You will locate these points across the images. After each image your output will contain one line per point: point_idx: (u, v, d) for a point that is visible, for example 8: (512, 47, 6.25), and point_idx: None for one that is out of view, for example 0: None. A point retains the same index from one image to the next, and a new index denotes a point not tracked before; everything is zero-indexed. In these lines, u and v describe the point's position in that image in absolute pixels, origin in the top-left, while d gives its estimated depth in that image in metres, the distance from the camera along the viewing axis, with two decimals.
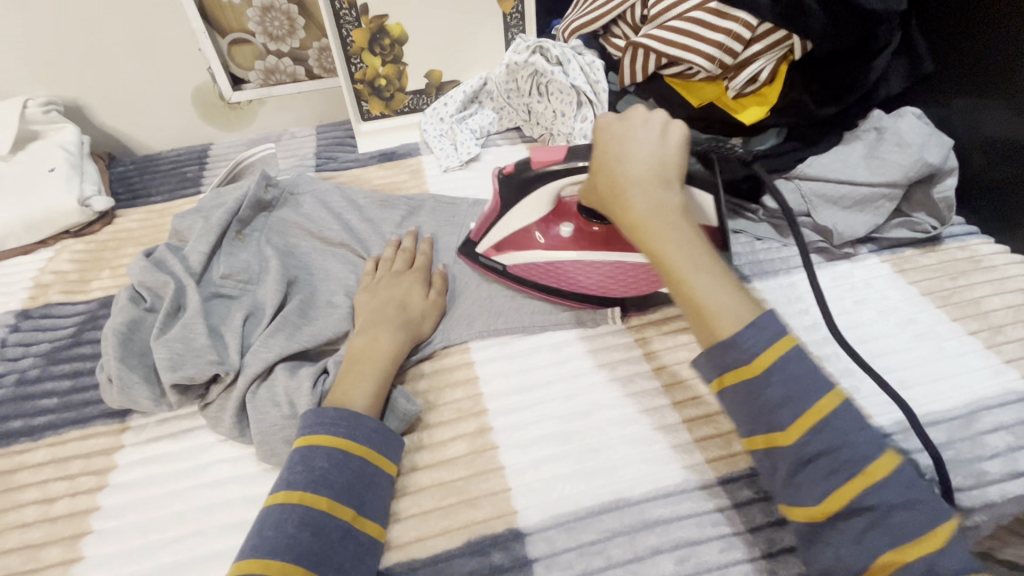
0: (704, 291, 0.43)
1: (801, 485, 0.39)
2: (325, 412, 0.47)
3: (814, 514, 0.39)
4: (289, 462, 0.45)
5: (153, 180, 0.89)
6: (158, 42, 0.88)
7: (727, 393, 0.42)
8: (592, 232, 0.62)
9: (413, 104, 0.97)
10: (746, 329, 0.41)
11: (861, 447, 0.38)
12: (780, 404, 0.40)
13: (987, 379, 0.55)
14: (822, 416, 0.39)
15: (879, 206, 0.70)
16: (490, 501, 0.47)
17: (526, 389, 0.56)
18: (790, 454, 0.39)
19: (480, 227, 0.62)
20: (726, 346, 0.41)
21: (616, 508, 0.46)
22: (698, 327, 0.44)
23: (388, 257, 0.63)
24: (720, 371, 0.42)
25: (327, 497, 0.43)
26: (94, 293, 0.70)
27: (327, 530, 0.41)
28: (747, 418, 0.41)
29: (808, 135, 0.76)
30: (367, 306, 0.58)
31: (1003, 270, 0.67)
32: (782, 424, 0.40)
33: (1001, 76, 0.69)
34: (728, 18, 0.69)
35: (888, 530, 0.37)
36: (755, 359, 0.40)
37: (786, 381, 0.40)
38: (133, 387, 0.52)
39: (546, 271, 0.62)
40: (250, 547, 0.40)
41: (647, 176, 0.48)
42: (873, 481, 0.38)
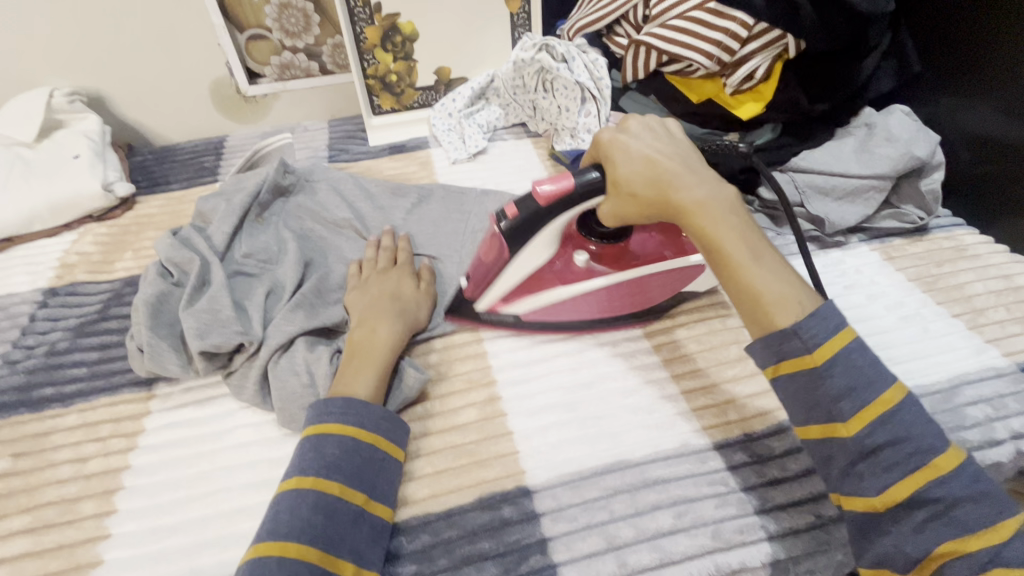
0: (764, 280, 0.46)
1: (863, 477, 0.40)
2: (333, 402, 0.48)
3: (874, 505, 0.40)
4: (300, 448, 0.46)
5: (172, 169, 0.93)
6: (179, 37, 0.92)
7: (786, 384, 0.44)
8: (600, 254, 0.60)
9: (423, 100, 1.00)
10: (808, 317, 0.43)
11: (927, 439, 0.40)
12: (841, 394, 0.42)
13: (969, 357, 0.58)
14: (888, 407, 0.40)
15: (869, 197, 0.74)
16: (499, 462, 0.50)
17: (532, 362, 0.59)
18: (854, 446, 0.41)
19: (474, 287, 0.59)
20: (790, 336, 0.43)
21: (618, 469, 0.49)
22: (755, 319, 0.46)
23: (370, 258, 0.65)
24: (778, 360, 0.44)
25: (338, 482, 0.44)
26: (118, 273, 0.73)
27: (340, 513, 0.43)
28: (804, 407, 0.43)
29: (801, 130, 0.80)
30: (361, 301, 0.59)
31: (986, 258, 0.70)
32: (843, 415, 0.41)
33: (985, 76, 0.73)
34: (726, 18, 0.73)
35: (949, 523, 0.38)
36: (813, 350, 0.42)
37: (848, 370, 0.42)
38: (164, 354, 0.55)
39: (562, 306, 0.60)
40: (267, 531, 0.41)
41: (684, 174, 0.50)
42: (939, 474, 0.39)
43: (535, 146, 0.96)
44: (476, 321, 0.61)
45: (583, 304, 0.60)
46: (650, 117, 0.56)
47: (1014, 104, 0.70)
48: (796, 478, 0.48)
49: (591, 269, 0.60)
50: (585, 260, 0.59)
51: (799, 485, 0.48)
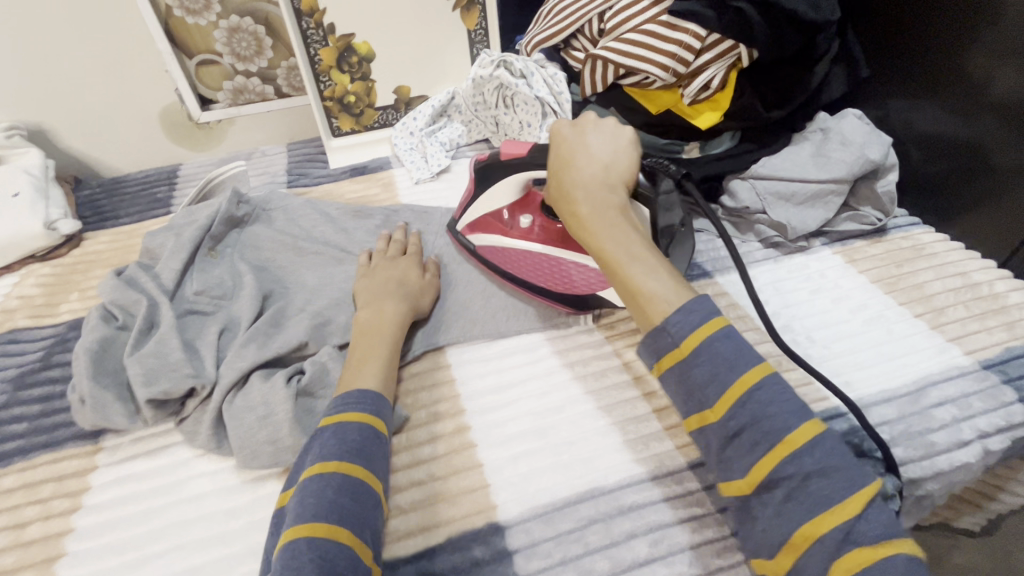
0: (640, 280, 0.48)
1: (731, 460, 0.41)
2: (349, 394, 0.49)
3: (742, 487, 0.41)
4: (320, 436, 0.46)
5: (122, 202, 0.89)
6: (125, 65, 0.89)
7: (668, 379, 0.45)
8: (549, 227, 0.65)
9: (383, 119, 0.99)
10: (674, 312, 0.45)
11: (780, 416, 0.40)
12: (708, 381, 0.42)
13: (932, 357, 0.59)
14: (745, 390, 0.41)
15: (828, 201, 0.75)
16: (469, 498, 0.48)
17: (501, 389, 0.57)
18: (720, 429, 0.42)
19: (459, 207, 0.69)
20: (659, 332, 0.45)
21: (592, 497, 0.48)
22: (637, 312, 0.48)
23: (382, 249, 0.67)
24: (658, 356, 0.45)
25: (363, 467, 0.44)
26: (62, 317, 0.69)
27: (364, 497, 0.43)
28: (682, 399, 0.44)
29: (759, 136, 0.80)
30: (369, 284, 0.61)
31: (943, 256, 0.71)
32: (710, 400, 0.42)
33: (928, 77, 0.75)
34: (679, 30, 0.73)
35: (803, 501, 0.38)
36: (681, 342, 0.44)
37: (713, 358, 0.42)
38: (108, 405, 0.52)
39: (503, 256, 0.66)
40: (295, 514, 0.41)
41: (591, 182, 0.55)
42: (792, 450, 0.39)
43: None
44: (456, 240, 0.71)
45: (516, 257, 0.65)
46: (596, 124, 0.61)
47: (959, 103, 0.72)
48: None
49: (531, 232, 0.65)
50: (529, 222, 0.66)
51: None
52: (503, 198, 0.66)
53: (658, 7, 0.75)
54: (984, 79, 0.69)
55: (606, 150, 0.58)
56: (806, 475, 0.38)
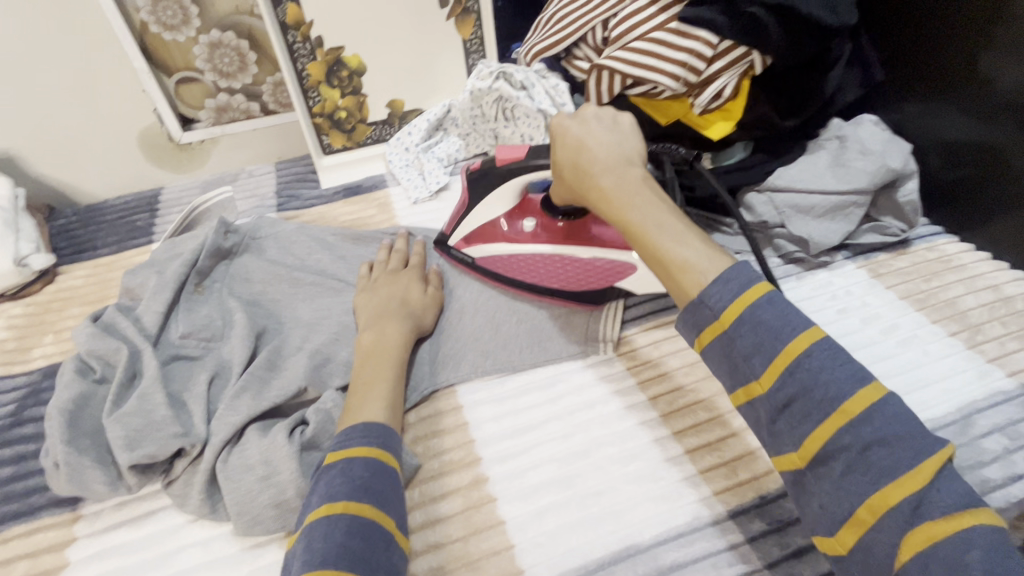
0: (670, 249, 0.43)
1: (781, 433, 0.36)
2: (354, 428, 0.46)
3: (795, 461, 0.36)
4: (326, 475, 0.42)
5: (99, 231, 0.83)
6: (99, 85, 0.83)
7: (711, 355, 0.40)
8: (555, 229, 0.63)
9: (376, 135, 0.94)
10: (711, 284, 0.40)
11: (836, 386, 0.34)
12: (753, 353, 0.37)
13: (974, 380, 0.56)
14: (793, 358, 0.36)
15: (849, 213, 0.71)
16: (492, 563, 0.44)
17: (519, 431, 0.53)
18: (767, 402, 0.37)
19: (450, 221, 0.66)
20: (698, 307, 0.40)
21: (628, 557, 0.44)
22: (674, 287, 0.43)
23: (382, 259, 0.65)
24: (697, 333, 0.40)
25: (373, 505, 0.40)
26: (36, 363, 0.63)
27: (375, 539, 0.38)
28: (726, 374, 0.39)
29: (774, 146, 0.77)
30: (371, 302, 0.59)
31: (972, 268, 0.68)
32: (755, 374, 0.37)
33: (947, 79, 0.72)
34: (690, 37, 0.69)
35: (865, 473, 0.33)
36: (721, 316, 0.39)
37: (756, 329, 0.37)
38: (86, 471, 0.47)
39: (508, 263, 0.64)
40: (301, 563, 0.36)
41: (605, 154, 0.50)
42: (849, 419, 0.34)
43: None
44: (448, 255, 0.67)
45: (524, 263, 0.63)
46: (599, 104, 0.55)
47: (981, 107, 0.69)
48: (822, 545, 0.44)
49: (537, 235, 0.63)
50: (532, 226, 0.63)
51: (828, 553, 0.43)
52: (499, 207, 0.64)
53: (666, 13, 0.71)
54: (991, 75, 0.67)
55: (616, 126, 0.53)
56: (866, 445, 0.33)
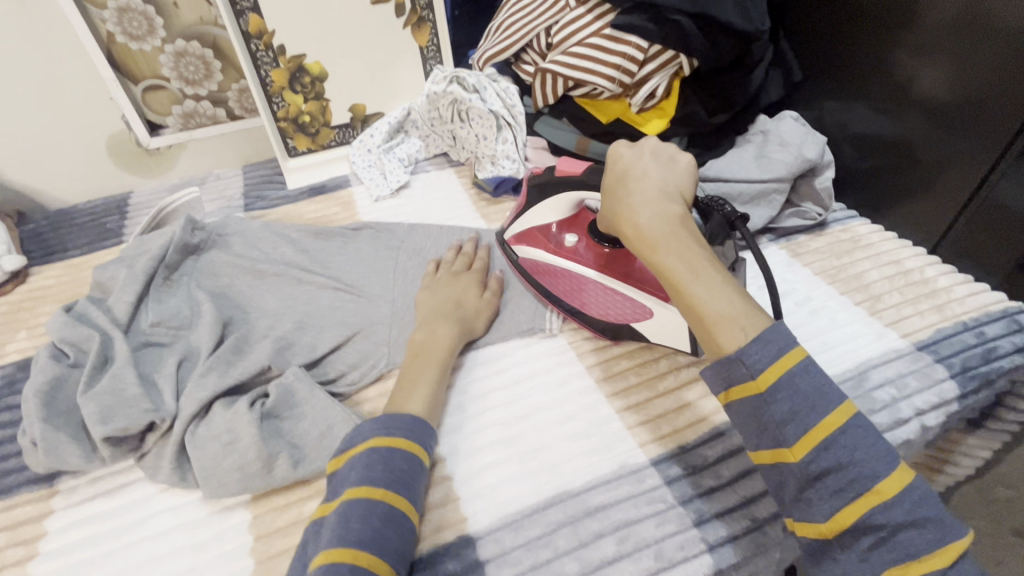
0: (706, 304, 0.46)
1: (810, 501, 0.41)
2: (402, 419, 0.50)
3: (822, 531, 0.40)
4: (367, 455, 0.46)
5: (69, 234, 0.86)
6: (65, 93, 0.86)
7: (737, 410, 0.45)
8: (600, 253, 0.64)
9: (340, 138, 0.99)
10: (750, 344, 0.43)
11: (869, 463, 0.40)
12: (786, 418, 0.42)
13: (872, 342, 0.63)
14: (829, 432, 0.40)
15: (771, 199, 0.78)
16: (439, 512, 0.49)
17: (468, 400, 0.58)
18: (800, 471, 0.41)
19: (510, 217, 0.69)
20: (732, 362, 0.44)
21: (560, 501, 0.49)
22: (708, 341, 0.47)
23: (449, 259, 0.69)
24: (729, 385, 0.45)
25: (406, 499, 0.45)
26: (9, 357, 0.67)
27: (403, 529, 0.44)
28: (754, 433, 0.44)
29: (708, 141, 0.84)
30: (432, 300, 0.63)
31: (878, 246, 0.76)
32: (788, 440, 0.42)
33: (855, 78, 0.80)
34: (622, 42, 0.76)
35: (891, 549, 0.38)
36: (757, 375, 0.43)
37: (793, 395, 0.42)
38: (61, 446, 0.50)
39: (546, 271, 0.66)
40: (337, 536, 0.41)
41: (648, 198, 0.53)
42: (883, 499, 0.39)
43: (459, 175, 0.96)
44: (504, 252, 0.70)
45: (559, 275, 0.65)
46: (656, 140, 0.58)
47: (889, 103, 0.77)
48: (730, 484, 0.50)
49: (576, 251, 0.65)
50: (574, 242, 0.65)
51: (734, 490, 0.50)
52: (553, 215, 0.65)
53: (601, 21, 0.77)
54: (907, 79, 0.74)
55: (665, 167, 0.56)
56: (897, 525, 0.38)
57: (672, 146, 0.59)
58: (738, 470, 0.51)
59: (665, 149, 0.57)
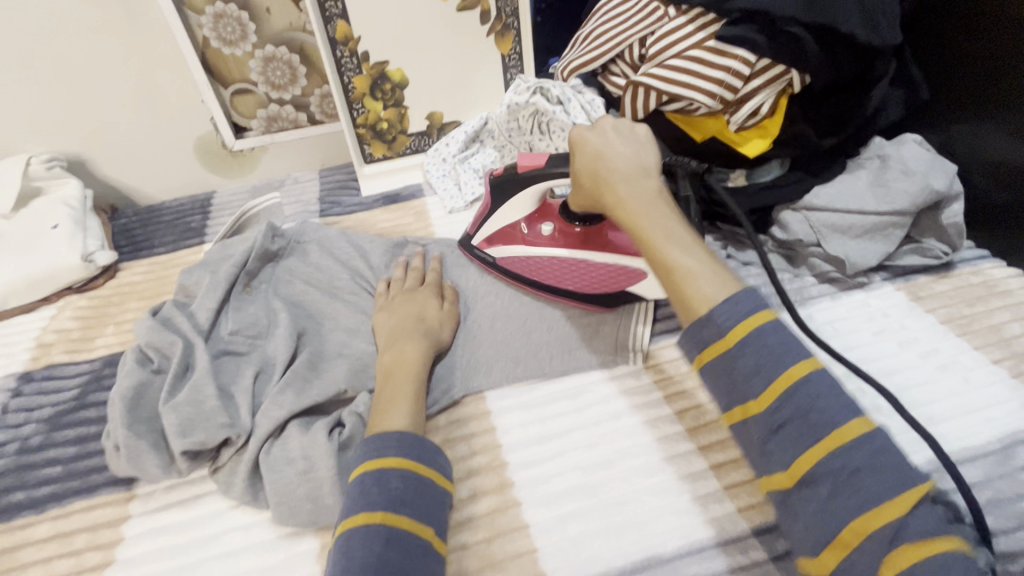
0: (678, 261, 0.46)
1: (772, 453, 0.39)
2: (389, 436, 0.46)
3: (784, 483, 0.38)
4: (359, 482, 0.44)
5: (156, 231, 0.89)
6: (161, 93, 0.89)
7: (708, 373, 0.42)
8: (572, 233, 0.64)
9: (415, 145, 0.97)
10: (719, 305, 0.42)
11: (827, 412, 0.37)
12: (753, 373, 0.40)
13: (1019, 410, 0.54)
14: (792, 382, 0.39)
15: (888, 234, 0.70)
16: (516, 564, 0.45)
17: (545, 438, 0.54)
18: (763, 422, 0.39)
19: (474, 222, 0.69)
20: (703, 322, 0.42)
21: (649, 567, 0.44)
22: (680, 302, 0.45)
23: (399, 277, 0.66)
24: (699, 348, 0.43)
25: (408, 516, 0.42)
26: (98, 351, 0.68)
27: (412, 547, 0.41)
28: (724, 393, 0.41)
29: (812, 165, 0.76)
30: (389, 322, 0.59)
31: (1020, 294, 0.66)
32: (754, 393, 0.40)
33: (994, 100, 0.70)
34: (728, 56, 0.70)
35: (851, 497, 0.35)
36: (726, 334, 0.41)
37: (759, 350, 0.40)
38: (142, 454, 0.50)
39: (523, 263, 0.66)
40: (341, 569, 0.39)
41: (621, 167, 0.53)
42: (840, 443, 0.36)
43: None
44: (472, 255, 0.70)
45: (540, 266, 0.65)
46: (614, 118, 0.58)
47: None
48: None
49: (554, 240, 0.65)
50: (550, 230, 0.65)
51: None
52: (518, 210, 0.65)
53: (703, 32, 0.72)
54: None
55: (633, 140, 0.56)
56: (853, 470, 0.36)
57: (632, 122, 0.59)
58: None
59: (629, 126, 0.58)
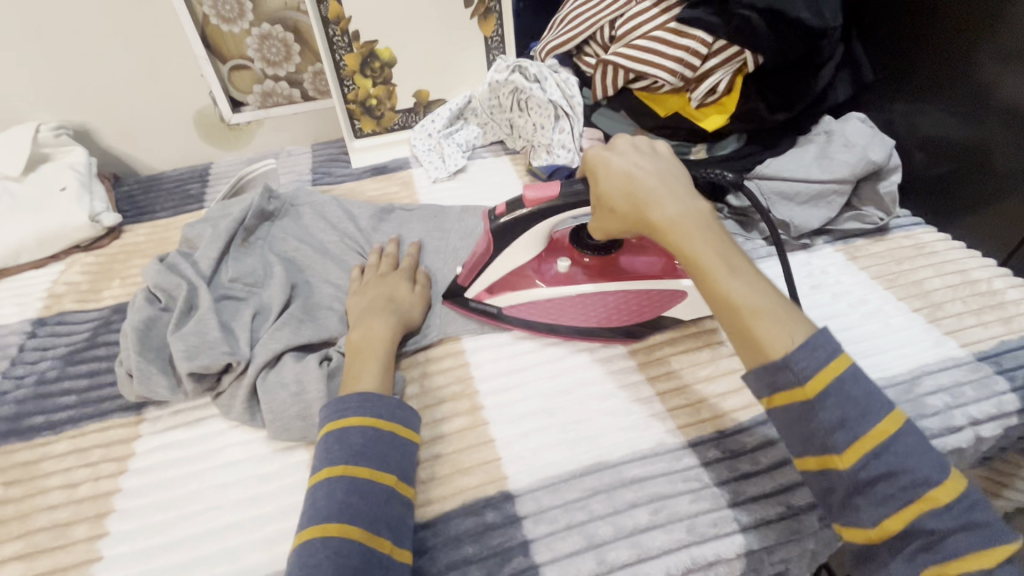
0: (742, 296, 0.45)
1: (859, 509, 0.41)
2: (349, 399, 0.50)
3: (871, 537, 0.40)
4: (324, 441, 0.48)
5: (157, 198, 0.94)
6: (163, 68, 0.94)
7: (781, 417, 0.44)
8: (588, 264, 0.64)
9: (403, 122, 1.03)
10: (798, 350, 0.42)
11: (921, 469, 0.39)
12: (835, 427, 0.41)
13: (929, 348, 0.61)
14: (884, 437, 0.40)
15: (831, 200, 0.77)
16: (482, 469, 0.52)
17: (512, 371, 0.61)
18: (848, 477, 0.41)
19: (467, 273, 0.63)
20: (780, 370, 0.43)
21: (597, 470, 0.51)
22: (749, 343, 0.45)
23: (372, 263, 0.68)
24: (773, 392, 0.44)
25: (368, 466, 0.46)
26: (106, 301, 0.74)
27: (373, 493, 0.45)
28: (800, 442, 0.43)
29: (766, 138, 0.84)
30: (360, 304, 0.62)
31: (944, 255, 0.73)
32: (838, 447, 0.41)
33: (931, 80, 0.77)
34: (686, 36, 0.76)
35: (938, 552, 0.38)
36: (805, 383, 0.42)
37: (842, 401, 0.41)
38: (152, 377, 0.57)
39: (542, 306, 0.63)
40: (308, 517, 0.44)
41: (661, 190, 0.51)
42: (935, 505, 0.38)
43: (513, 163, 0.99)
44: (464, 308, 0.65)
45: (565, 306, 0.63)
46: (634, 138, 0.57)
47: (965, 107, 0.73)
48: (767, 470, 0.51)
49: (574, 275, 0.63)
50: (567, 266, 0.64)
51: (771, 477, 0.50)
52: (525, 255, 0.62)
53: (666, 14, 0.78)
54: (991, 84, 0.70)
55: (660, 161, 0.55)
56: (947, 531, 0.38)
57: (650, 138, 0.58)
58: (777, 458, 0.52)
59: (650, 144, 0.57)
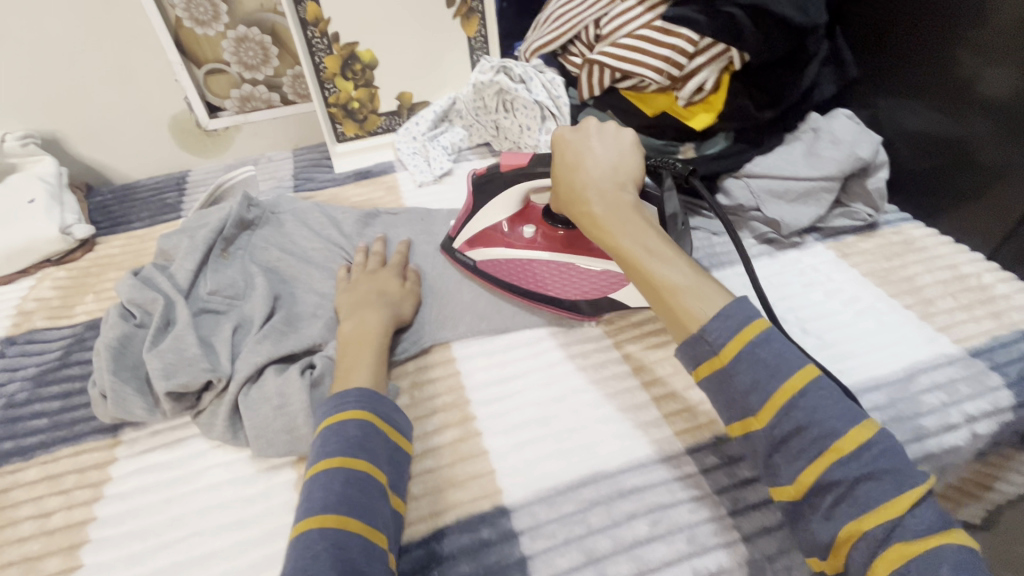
0: (659, 274, 0.48)
1: (778, 467, 0.41)
2: (349, 393, 0.48)
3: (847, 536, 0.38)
4: (321, 434, 0.46)
5: (132, 208, 0.91)
6: (136, 72, 0.91)
7: (707, 387, 0.44)
8: (555, 234, 0.65)
9: (386, 125, 1.01)
10: (712, 319, 0.44)
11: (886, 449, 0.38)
12: (750, 389, 0.41)
13: (923, 345, 0.61)
14: (790, 396, 0.40)
15: (820, 198, 0.76)
16: (476, 483, 0.50)
17: (504, 380, 0.59)
18: (765, 436, 0.41)
19: (457, 223, 0.67)
20: (697, 339, 0.44)
21: (594, 481, 0.50)
22: (669, 316, 0.47)
23: (358, 262, 0.66)
24: (694, 363, 0.45)
25: (366, 459, 0.44)
26: (79, 317, 0.71)
27: (371, 489, 0.43)
28: (725, 407, 0.44)
29: (753, 136, 0.81)
30: (350, 300, 0.61)
31: (933, 250, 0.73)
32: (753, 408, 0.41)
33: (914, 78, 0.77)
34: (672, 35, 0.76)
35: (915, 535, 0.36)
36: (720, 350, 0.43)
37: (754, 366, 0.42)
38: (128, 398, 0.54)
39: (503, 270, 0.66)
40: (304, 509, 0.41)
41: (598, 178, 0.54)
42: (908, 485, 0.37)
43: None
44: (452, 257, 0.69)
45: (520, 271, 0.65)
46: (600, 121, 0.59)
47: (950, 102, 0.73)
48: None
49: (536, 241, 0.65)
50: (532, 232, 0.66)
51: None
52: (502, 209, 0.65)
53: (652, 12, 0.78)
54: (972, 80, 0.70)
55: (615, 149, 0.57)
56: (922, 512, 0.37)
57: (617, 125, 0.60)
58: None
59: (611, 130, 0.58)
